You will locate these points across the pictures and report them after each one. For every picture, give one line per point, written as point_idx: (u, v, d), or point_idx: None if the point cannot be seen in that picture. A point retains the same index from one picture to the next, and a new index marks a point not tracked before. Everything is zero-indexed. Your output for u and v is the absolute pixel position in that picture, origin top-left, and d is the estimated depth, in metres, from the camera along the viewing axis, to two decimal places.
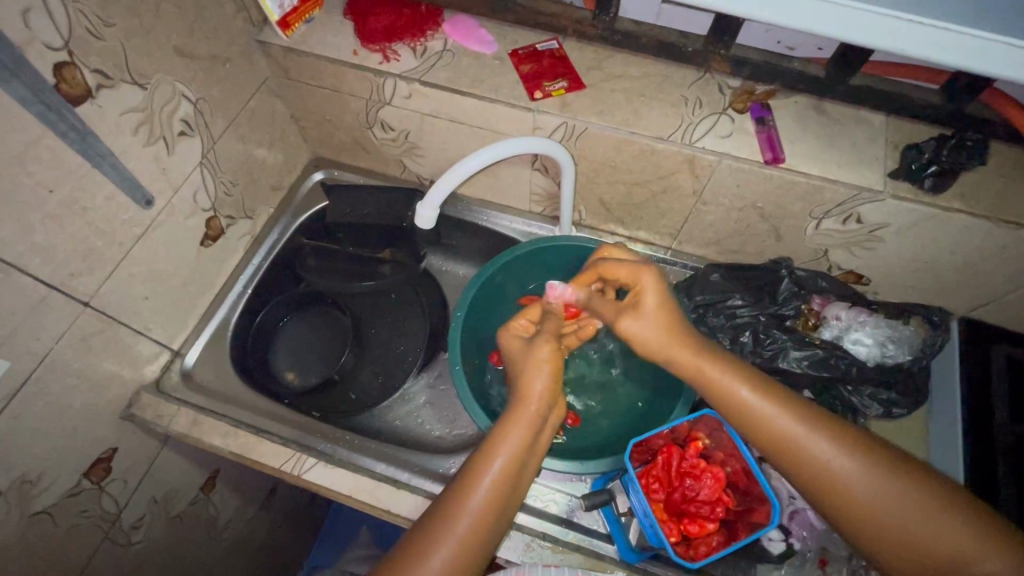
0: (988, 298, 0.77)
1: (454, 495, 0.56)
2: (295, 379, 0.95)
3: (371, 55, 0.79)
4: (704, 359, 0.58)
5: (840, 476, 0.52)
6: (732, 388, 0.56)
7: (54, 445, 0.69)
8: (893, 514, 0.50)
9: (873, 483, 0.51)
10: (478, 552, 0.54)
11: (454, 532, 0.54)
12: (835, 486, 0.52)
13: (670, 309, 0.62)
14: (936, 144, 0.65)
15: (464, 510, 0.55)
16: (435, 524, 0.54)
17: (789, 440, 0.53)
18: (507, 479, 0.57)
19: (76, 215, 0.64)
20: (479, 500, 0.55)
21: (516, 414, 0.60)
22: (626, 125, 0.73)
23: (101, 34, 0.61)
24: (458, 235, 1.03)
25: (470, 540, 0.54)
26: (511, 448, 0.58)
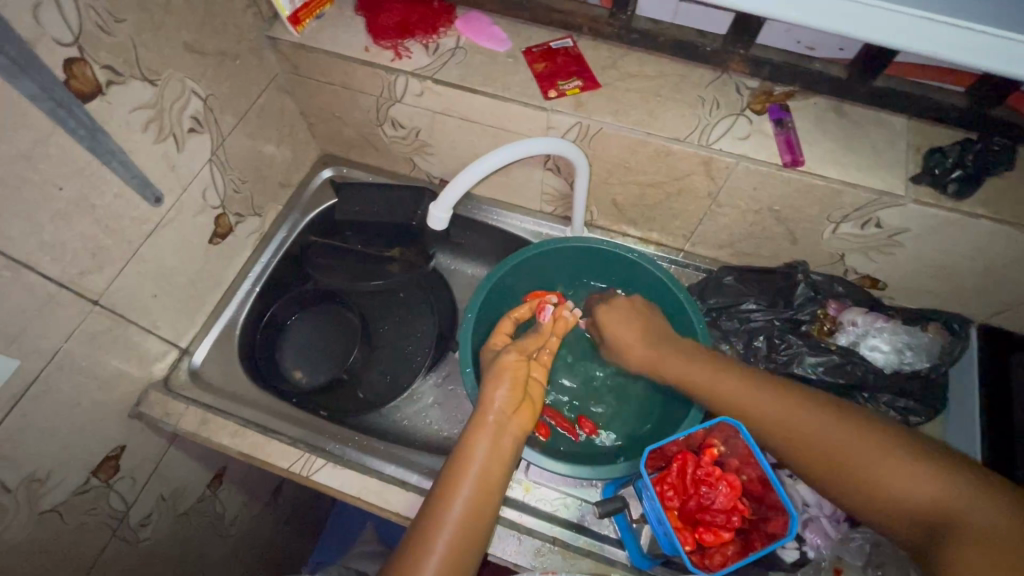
0: (1007, 305, 0.76)
1: (435, 504, 0.58)
2: (302, 378, 0.94)
3: (383, 52, 0.78)
4: (669, 353, 0.70)
5: (806, 434, 0.58)
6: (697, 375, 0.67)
7: (62, 444, 0.69)
8: (864, 466, 0.54)
9: (836, 438, 0.56)
10: (466, 554, 0.56)
11: (440, 539, 0.56)
12: (805, 444, 0.58)
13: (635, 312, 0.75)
14: (961, 148, 0.64)
15: (446, 517, 0.57)
16: (422, 531, 0.56)
17: (750, 407, 0.62)
18: (481, 481, 0.59)
19: (85, 213, 0.63)
20: (458, 504, 0.57)
21: (478, 419, 0.62)
22: (642, 126, 0.72)
23: (111, 30, 0.60)
24: (468, 235, 1.02)
25: (457, 544, 0.56)
26: (481, 450, 0.60)
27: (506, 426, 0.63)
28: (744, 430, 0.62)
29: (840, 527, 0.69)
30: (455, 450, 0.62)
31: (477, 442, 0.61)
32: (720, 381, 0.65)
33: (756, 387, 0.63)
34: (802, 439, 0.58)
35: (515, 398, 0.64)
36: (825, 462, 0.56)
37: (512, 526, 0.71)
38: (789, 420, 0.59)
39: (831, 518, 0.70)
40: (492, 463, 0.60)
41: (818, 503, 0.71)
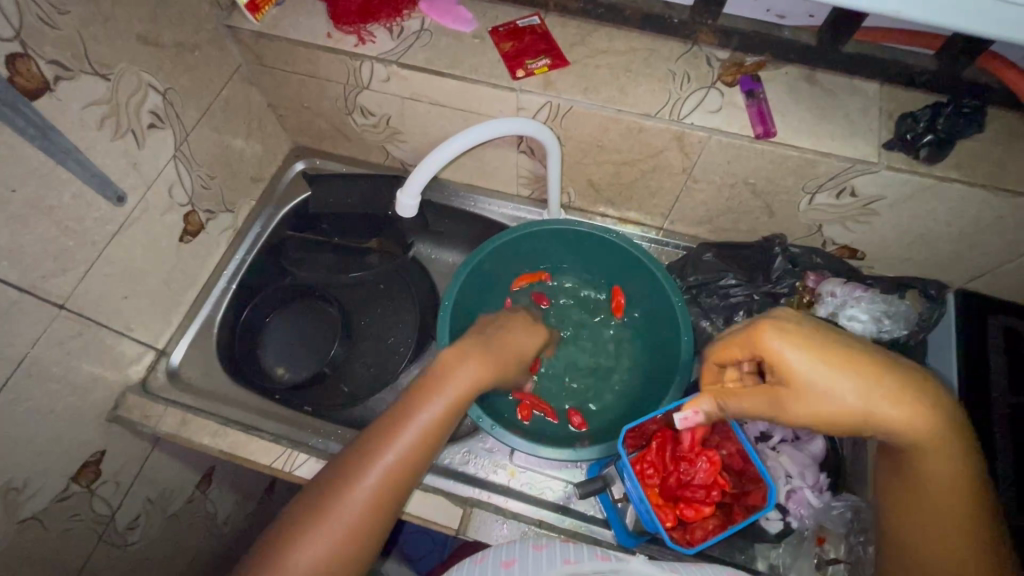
0: (983, 269, 0.76)
1: (389, 424, 0.58)
2: (285, 374, 0.93)
3: (345, 37, 0.76)
4: (909, 428, 0.50)
5: (939, 518, 0.53)
6: (892, 441, 0.51)
7: (38, 452, 0.68)
8: None
9: (961, 541, 0.52)
10: (403, 481, 0.57)
11: (382, 459, 0.56)
12: (923, 526, 0.54)
13: (840, 356, 0.49)
14: (931, 113, 0.63)
15: (395, 441, 0.56)
16: (369, 446, 0.56)
17: (921, 478, 0.53)
18: (438, 418, 0.58)
19: (42, 215, 0.61)
20: (407, 435, 0.57)
21: (471, 360, 0.62)
22: (613, 102, 0.70)
23: (56, 23, 0.58)
24: (446, 222, 1.01)
25: (398, 468, 0.56)
26: (450, 392, 0.59)
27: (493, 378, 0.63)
28: None
29: (822, 496, 0.69)
30: (425, 383, 0.60)
31: (450, 385, 0.60)
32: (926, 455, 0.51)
33: (947, 470, 0.52)
34: (920, 524, 0.54)
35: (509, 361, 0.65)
36: (922, 544, 0.54)
37: (498, 511, 0.72)
38: (939, 503, 0.53)
39: (814, 488, 0.69)
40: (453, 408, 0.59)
41: (800, 474, 0.70)
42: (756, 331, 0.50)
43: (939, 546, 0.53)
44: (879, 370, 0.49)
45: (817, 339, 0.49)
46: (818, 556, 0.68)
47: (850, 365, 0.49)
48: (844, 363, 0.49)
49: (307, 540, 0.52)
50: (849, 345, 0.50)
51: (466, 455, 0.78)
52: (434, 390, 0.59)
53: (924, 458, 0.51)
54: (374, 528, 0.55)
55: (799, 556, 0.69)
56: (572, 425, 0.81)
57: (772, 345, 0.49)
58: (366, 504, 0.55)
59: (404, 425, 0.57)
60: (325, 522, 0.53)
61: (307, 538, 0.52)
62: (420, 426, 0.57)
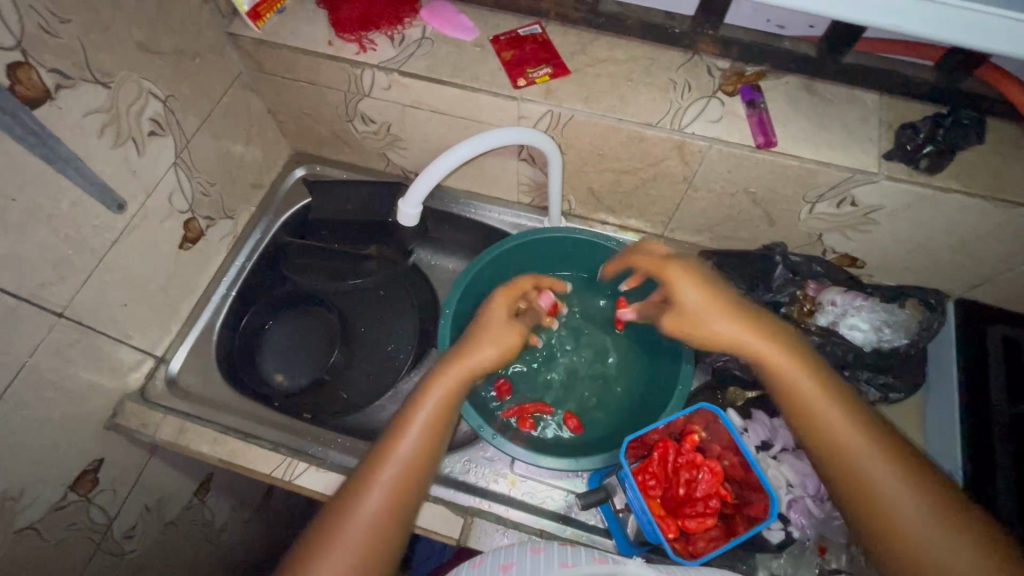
0: (982, 278, 0.76)
1: (410, 404, 0.60)
2: (283, 381, 0.91)
3: (347, 45, 0.76)
4: (787, 367, 0.57)
5: (891, 502, 0.52)
6: (798, 384, 0.57)
7: (35, 460, 0.67)
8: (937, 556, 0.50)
9: (928, 519, 0.51)
10: (431, 452, 0.59)
11: (383, 474, 0.56)
12: (890, 523, 0.52)
13: (721, 297, 0.61)
14: (931, 124, 0.64)
15: (419, 415, 0.59)
16: (395, 426, 0.59)
17: (847, 446, 0.55)
18: (458, 390, 0.61)
19: (40, 222, 0.61)
20: (405, 445, 0.57)
21: (459, 357, 0.62)
22: (614, 111, 0.71)
23: (57, 31, 0.58)
24: (446, 229, 1.01)
25: (424, 441, 0.58)
26: (443, 392, 0.60)
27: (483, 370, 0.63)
28: (724, 415, 0.63)
29: (824, 506, 0.69)
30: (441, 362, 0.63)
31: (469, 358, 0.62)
32: (800, 381, 0.57)
33: (857, 426, 0.55)
34: (888, 522, 0.52)
35: (501, 361, 0.64)
36: (900, 543, 0.52)
37: (499, 521, 0.71)
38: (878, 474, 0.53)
39: (815, 497, 0.69)
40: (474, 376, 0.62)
41: (802, 483, 0.70)
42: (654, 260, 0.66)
43: (915, 537, 0.51)
44: (747, 315, 0.60)
45: (703, 276, 0.62)
46: (819, 565, 0.68)
47: (734, 314, 0.60)
48: (721, 302, 0.60)
49: (347, 517, 0.54)
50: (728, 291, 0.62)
51: (467, 464, 0.77)
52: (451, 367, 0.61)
53: (804, 384, 0.57)
54: (409, 498, 0.57)
55: (800, 566, 0.69)
56: (565, 426, 0.82)
57: (673, 270, 0.63)
58: (397, 476, 0.56)
59: (425, 401, 0.59)
60: (361, 500, 0.55)
61: (347, 515, 0.54)
62: (418, 434, 0.58)
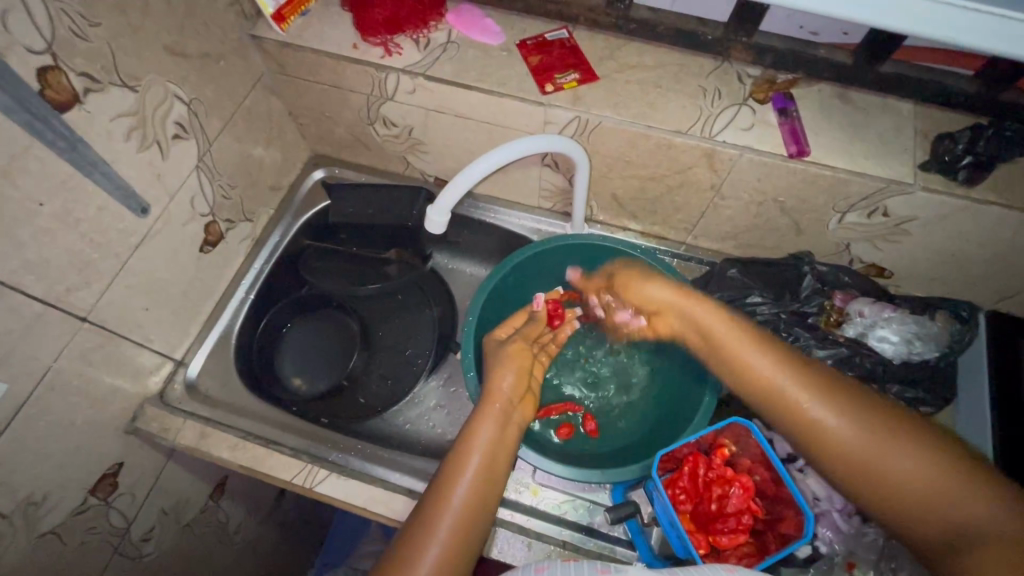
0: (1014, 290, 0.75)
1: (463, 436, 0.62)
2: (302, 386, 0.92)
3: (372, 49, 0.75)
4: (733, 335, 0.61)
5: (862, 452, 0.52)
6: (745, 356, 0.59)
7: (58, 465, 0.67)
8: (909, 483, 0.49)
9: (906, 458, 0.50)
10: (495, 472, 0.59)
11: (439, 530, 0.54)
12: (877, 473, 0.51)
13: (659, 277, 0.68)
14: (971, 134, 0.63)
15: (476, 438, 0.61)
16: (454, 454, 0.60)
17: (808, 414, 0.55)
18: (504, 416, 0.64)
19: (68, 228, 0.60)
20: (457, 495, 0.56)
21: (486, 409, 0.64)
22: (643, 118, 0.70)
23: (87, 35, 0.57)
24: (465, 233, 1.00)
25: (486, 463, 0.59)
26: (481, 442, 0.60)
27: (511, 415, 0.65)
28: (756, 430, 0.62)
29: (852, 521, 0.68)
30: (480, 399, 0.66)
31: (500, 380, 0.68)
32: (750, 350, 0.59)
33: (816, 391, 0.55)
34: (873, 472, 0.51)
35: (519, 388, 0.68)
36: (887, 487, 0.50)
37: (522, 531, 0.71)
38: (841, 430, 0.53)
39: (843, 511, 0.68)
40: (513, 398, 0.66)
41: (829, 497, 0.69)
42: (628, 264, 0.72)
43: (904, 475, 0.50)
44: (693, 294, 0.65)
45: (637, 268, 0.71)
46: None
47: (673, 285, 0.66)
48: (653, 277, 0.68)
49: (426, 542, 0.53)
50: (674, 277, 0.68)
51: None
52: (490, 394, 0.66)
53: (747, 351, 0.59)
54: (480, 517, 0.56)
55: None
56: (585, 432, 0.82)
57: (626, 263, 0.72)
58: (468, 494, 0.56)
59: (478, 428, 0.62)
60: (437, 524, 0.54)
61: (426, 540, 0.53)
62: (467, 484, 0.57)
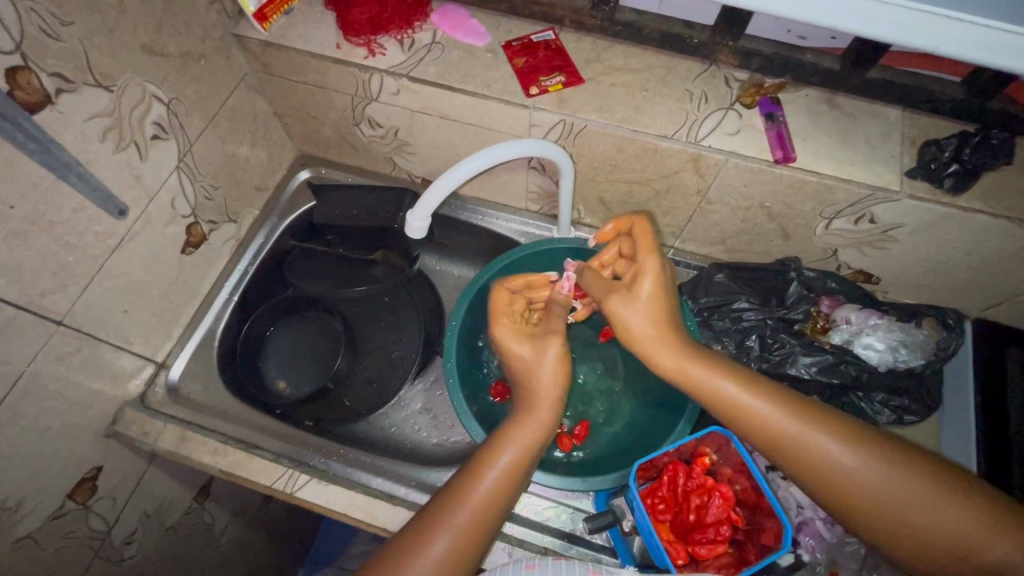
0: (1002, 298, 0.75)
1: (501, 434, 0.61)
2: (286, 389, 0.90)
3: (355, 49, 0.74)
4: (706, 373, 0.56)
5: (895, 505, 0.49)
6: (728, 395, 0.54)
7: (33, 470, 0.66)
8: (909, 514, 0.49)
9: (939, 508, 0.48)
10: (520, 476, 0.58)
11: (456, 519, 0.53)
12: (904, 524, 0.49)
13: (661, 296, 0.60)
14: (957, 142, 0.62)
15: (512, 441, 0.59)
16: (485, 452, 0.58)
17: (836, 469, 0.51)
18: (545, 425, 0.62)
19: (41, 230, 0.59)
20: (484, 489, 0.55)
21: (527, 411, 0.62)
22: (628, 122, 0.69)
23: (58, 34, 0.56)
24: (453, 235, 0.99)
25: (516, 466, 0.57)
26: (522, 444, 0.59)
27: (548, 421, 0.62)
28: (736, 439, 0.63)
29: (835, 529, 0.67)
30: (521, 403, 0.64)
31: (542, 378, 0.64)
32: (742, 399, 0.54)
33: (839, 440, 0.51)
34: (900, 524, 0.49)
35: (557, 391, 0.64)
36: (916, 538, 0.49)
37: (503, 538, 0.70)
38: (868, 480, 0.50)
39: (826, 520, 0.68)
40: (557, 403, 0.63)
41: (812, 505, 0.69)
42: (647, 238, 0.62)
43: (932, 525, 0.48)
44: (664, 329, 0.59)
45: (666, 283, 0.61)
46: None
47: (660, 309, 0.60)
48: (659, 297, 0.60)
49: (438, 532, 0.52)
50: (665, 297, 0.61)
51: None
52: (535, 393, 0.64)
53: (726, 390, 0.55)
54: (498, 518, 0.55)
55: None
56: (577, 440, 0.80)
57: (648, 265, 0.61)
58: (496, 490, 0.55)
59: (517, 429, 0.60)
60: (453, 515, 0.53)
61: (441, 527, 0.52)
62: (495, 484, 0.56)
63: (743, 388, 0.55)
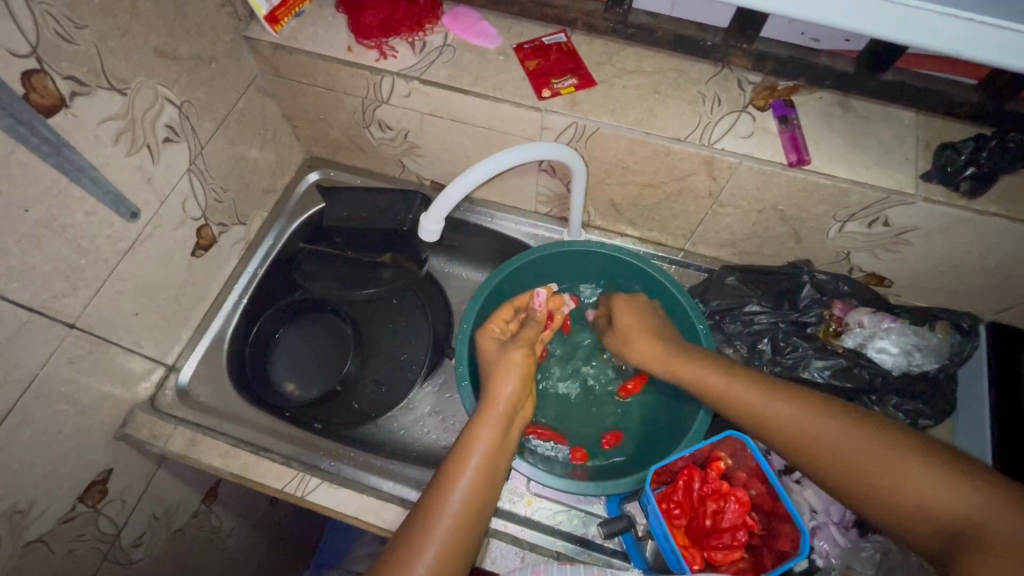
0: (1015, 301, 0.74)
1: (465, 435, 0.61)
2: (295, 392, 0.91)
3: (367, 52, 0.74)
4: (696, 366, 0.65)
5: (876, 469, 0.51)
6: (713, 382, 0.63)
7: (44, 473, 0.66)
8: (890, 478, 0.50)
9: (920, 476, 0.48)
10: (492, 472, 0.58)
11: (435, 533, 0.53)
12: (881, 488, 0.50)
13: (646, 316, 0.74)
14: (974, 145, 0.61)
15: (476, 442, 0.59)
16: (453, 456, 0.59)
17: (809, 435, 0.55)
18: (506, 419, 0.63)
19: (54, 234, 0.59)
20: (457, 496, 0.55)
21: (487, 413, 0.62)
22: (641, 125, 0.68)
23: (73, 37, 0.56)
24: (461, 237, 0.99)
25: (485, 467, 0.58)
26: (484, 442, 0.59)
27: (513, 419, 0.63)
28: (753, 445, 0.61)
29: (849, 534, 0.68)
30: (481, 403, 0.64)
31: (504, 381, 0.66)
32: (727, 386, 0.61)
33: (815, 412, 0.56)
34: (879, 484, 0.50)
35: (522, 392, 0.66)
36: (899, 504, 0.49)
37: (515, 542, 0.70)
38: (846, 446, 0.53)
39: (840, 525, 0.68)
40: (517, 401, 0.65)
41: (826, 510, 0.69)
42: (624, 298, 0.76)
43: (908, 487, 0.49)
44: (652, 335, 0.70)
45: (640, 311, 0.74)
46: None
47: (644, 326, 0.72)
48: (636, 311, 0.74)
49: (420, 547, 0.52)
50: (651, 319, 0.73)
51: None
52: (492, 396, 0.64)
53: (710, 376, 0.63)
54: (477, 521, 0.55)
55: None
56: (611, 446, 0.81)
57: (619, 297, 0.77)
58: (469, 493, 0.56)
59: (481, 429, 0.61)
60: (432, 530, 0.53)
61: (422, 543, 0.52)
62: (468, 488, 0.56)
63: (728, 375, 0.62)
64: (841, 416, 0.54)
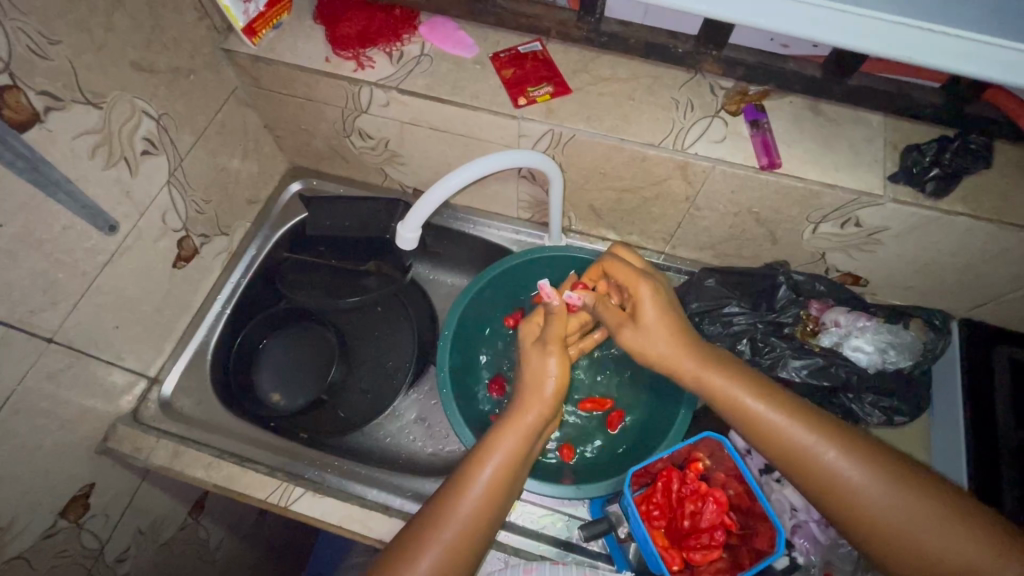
0: (987, 298, 0.76)
1: (486, 440, 0.58)
2: (281, 401, 0.90)
3: (344, 63, 0.75)
4: (736, 386, 0.56)
5: (905, 526, 0.49)
6: (754, 410, 0.54)
7: (24, 489, 0.66)
8: (922, 538, 0.48)
9: (952, 534, 0.47)
10: (509, 485, 0.57)
11: (441, 538, 0.52)
12: (912, 544, 0.48)
13: (671, 318, 0.60)
14: (938, 147, 0.63)
15: (497, 449, 0.57)
16: (469, 460, 0.57)
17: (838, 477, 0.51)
18: (534, 430, 0.59)
19: (32, 248, 0.59)
20: (467, 503, 0.54)
21: (518, 418, 0.59)
22: (616, 132, 0.69)
23: (47, 53, 0.56)
24: (445, 244, 1.00)
25: (500, 477, 0.56)
26: (507, 452, 0.57)
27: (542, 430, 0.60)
28: (729, 445, 0.63)
29: (829, 531, 0.68)
30: (514, 405, 0.60)
31: (542, 389, 0.60)
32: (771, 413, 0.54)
33: (829, 441, 0.52)
34: (912, 543, 0.49)
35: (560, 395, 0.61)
36: (918, 557, 0.48)
37: (500, 548, 0.69)
38: (878, 494, 0.50)
39: (820, 522, 0.68)
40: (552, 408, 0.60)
41: (806, 507, 0.69)
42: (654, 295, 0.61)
43: (939, 548, 0.47)
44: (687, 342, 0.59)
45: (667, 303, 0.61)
46: None
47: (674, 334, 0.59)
48: (666, 315, 0.60)
49: (423, 549, 0.52)
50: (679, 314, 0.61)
51: None
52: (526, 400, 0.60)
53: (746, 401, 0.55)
54: (483, 530, 0.54)
55: None
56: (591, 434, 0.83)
57: (643, 293, 0.60)
58: (480, 501, 0.54)
59: (503, 436, 0.58)
60: (437, 535, 0.52)
61: (425, 546, 0.52)
62: (478, 493, 0.54)
63: (765, 400, 0.55)
64: (871, 460, 0.51)
